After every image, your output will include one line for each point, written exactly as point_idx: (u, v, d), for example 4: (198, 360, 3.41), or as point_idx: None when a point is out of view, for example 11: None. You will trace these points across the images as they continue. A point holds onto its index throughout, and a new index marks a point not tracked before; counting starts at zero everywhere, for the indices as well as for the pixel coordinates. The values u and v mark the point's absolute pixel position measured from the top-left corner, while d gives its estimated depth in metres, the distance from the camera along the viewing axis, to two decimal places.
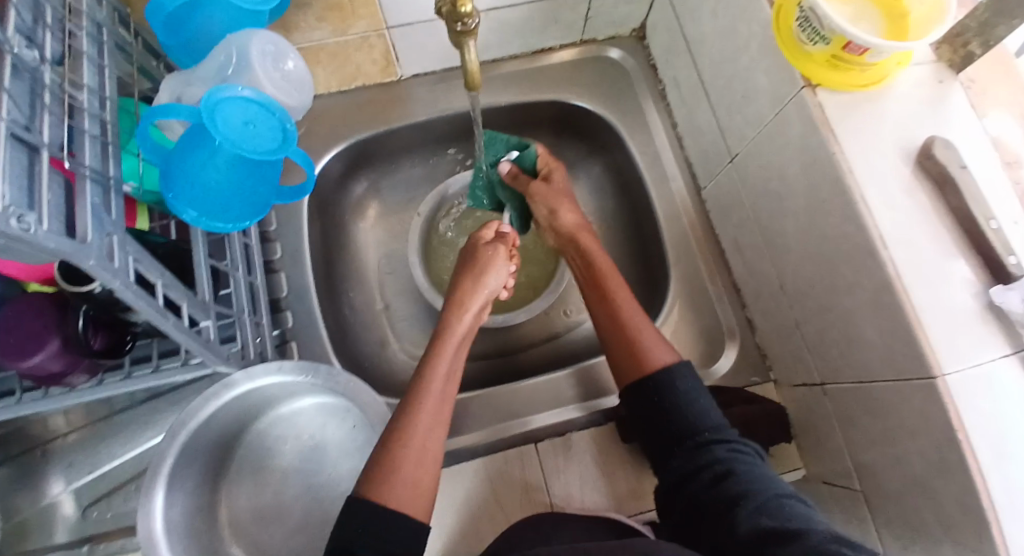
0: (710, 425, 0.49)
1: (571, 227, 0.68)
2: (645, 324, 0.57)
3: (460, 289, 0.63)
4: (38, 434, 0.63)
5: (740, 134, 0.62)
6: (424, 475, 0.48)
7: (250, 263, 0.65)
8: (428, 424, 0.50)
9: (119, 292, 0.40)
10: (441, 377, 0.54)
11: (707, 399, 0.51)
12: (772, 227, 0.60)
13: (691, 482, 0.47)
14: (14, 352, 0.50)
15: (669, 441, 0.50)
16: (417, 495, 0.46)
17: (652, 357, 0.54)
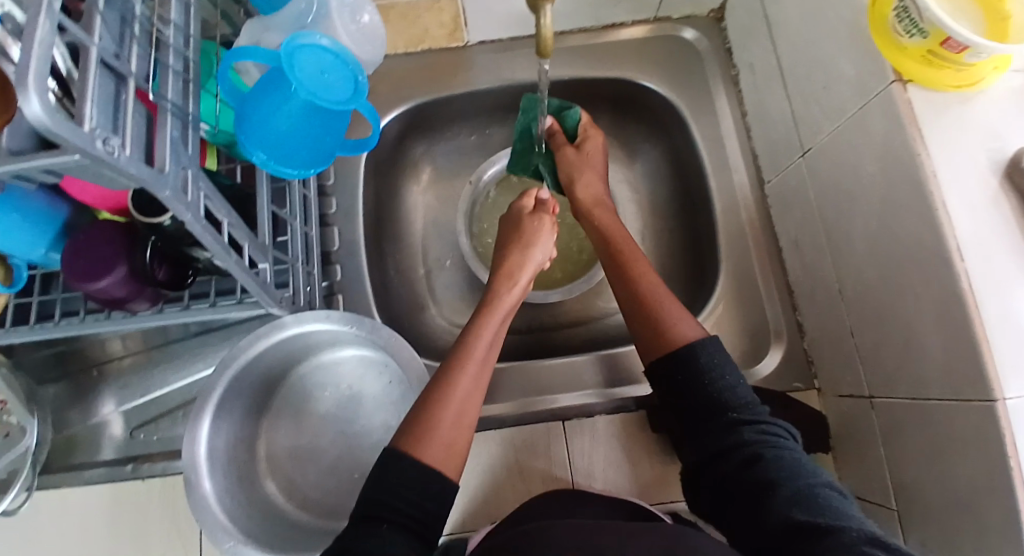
0: (742, 405, 0.48)
1: (587, 201, 0.68)
2: (666, 297, 0.54)
3: (512, 258, 0.63)
4: (97, 355, 0.67)
5: (814, 128, 0.59)
6: (460, 438, 0.48)
7: (307, 214, 0.66)
8: (468, 387, 0.50)
9: (189, 224, 0.42)
10: (487, 342, 0.54)
11: (737, 376, 0.49)
12: (838, 228, 0.58)
13: (719, 463, 0.46)
14: (84, 275, 0.53)
15: (700, 420, 0.49)
16: (450, 455, 0.47)
17: (675, 331, 0.51)
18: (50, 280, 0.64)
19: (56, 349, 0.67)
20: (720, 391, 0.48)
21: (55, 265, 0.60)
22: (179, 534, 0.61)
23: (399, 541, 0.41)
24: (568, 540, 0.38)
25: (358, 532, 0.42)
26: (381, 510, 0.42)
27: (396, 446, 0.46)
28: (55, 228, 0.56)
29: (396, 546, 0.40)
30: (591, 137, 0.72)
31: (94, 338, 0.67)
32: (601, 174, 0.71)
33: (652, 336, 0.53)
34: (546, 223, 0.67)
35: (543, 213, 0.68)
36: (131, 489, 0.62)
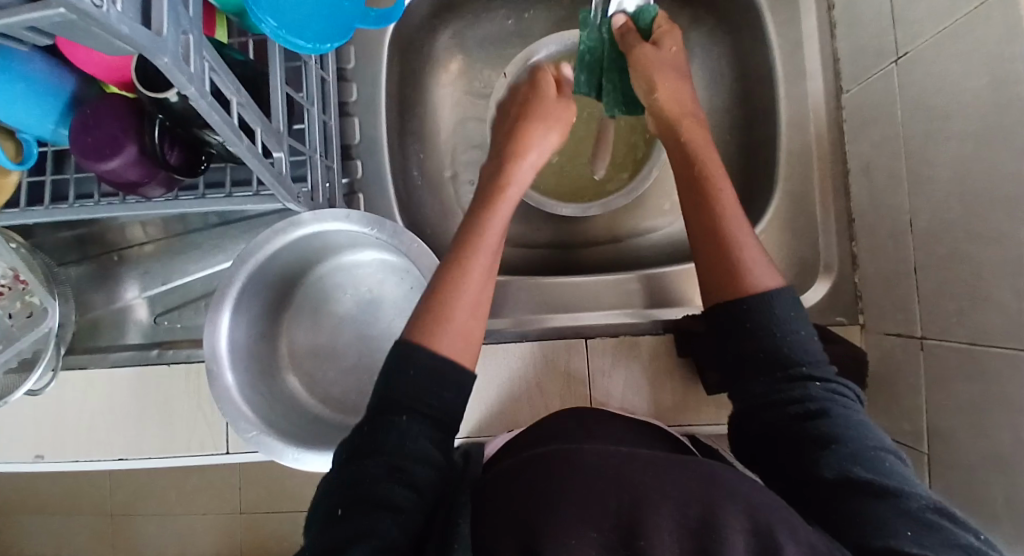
0: (810, 360, 0.45)
1: (672, 106, 0.59)
2: (746, 236, 0.49)
3: (524, 138, 0.59)
4: (116, 240, 0.66)
5: (915, 29, 0.50)
6: (476, 326, 0.47)
7: (325, 101, 0.61)
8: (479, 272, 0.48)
9: (193, 99, 0.37)
10: (496, 228, 0.51)
11: (808, 330, 0.46)
12: (921, 152, 0.51)
13: (771, 412, 0.44)
14: (92, 154, 0.50)
15: (753, 363, 0.46)
16: (467, 342, 0.46)
17: (751, 277, 0.47)
18: (63, 160, 0.61)
19: (77, 231, 0.66)
20: (779, 336, 0.45)
21: (64, 143, 0.56)
22: (203, 418, 0.61)
23: (422, 435, 0.41)
24: (597, 465, 0.38)
25: (378, 424, 0.42)
26: (399, 398, 0.42)
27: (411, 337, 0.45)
28: (63, 103, 0.52)
29: (418, 440, 0.41)
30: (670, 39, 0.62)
31: (113, 223, 0.66)
32: (682, 78, 0.60)
33: (719, 276, 0.48)
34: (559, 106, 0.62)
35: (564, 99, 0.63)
36: (154, 372, 0.61)
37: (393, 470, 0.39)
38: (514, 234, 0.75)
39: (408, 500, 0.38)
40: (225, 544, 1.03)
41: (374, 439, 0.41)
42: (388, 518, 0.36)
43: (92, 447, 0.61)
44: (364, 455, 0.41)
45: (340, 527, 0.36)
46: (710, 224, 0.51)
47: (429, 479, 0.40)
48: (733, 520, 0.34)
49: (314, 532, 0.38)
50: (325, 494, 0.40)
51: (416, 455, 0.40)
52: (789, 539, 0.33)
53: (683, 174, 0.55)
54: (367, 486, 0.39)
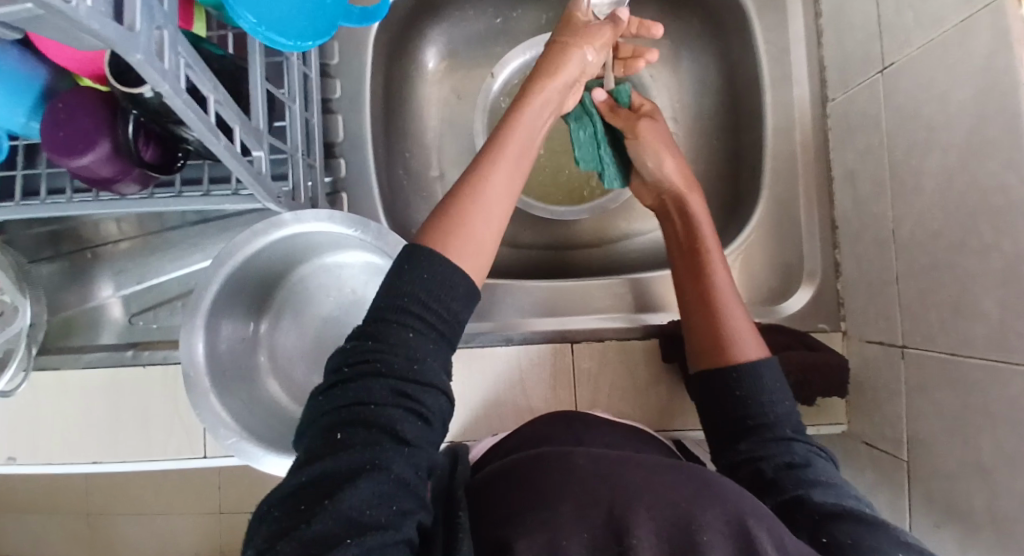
0: (793, 423, 0.46)
1: (680, 180, 0.59)
2: (732, 306, 0.51)
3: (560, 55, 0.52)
4: (90, 237, 0.64)
5: (901, 37, 0.51)
6: (495, 236, 0.41)
7: (307, 97, 0.59)
8: (503, 179, 0.43)
9: (167, 97, 0.36)
10: (521, 139, 0.45)
11: (792, 402, 0.47)
12: (907, 161, 0.51)
13: (754, 469, 0.44)
14: (63, 150, 0.48)
15: (741, 427, 0.46)
16: (480, 254, 0.40)
17: (734, 348, 0.48)
18: (36, 154, 0.59)
19: (49, 227, 0.64)
20: (766, 404, 0.46)
21: (36, 138, 0.55)
22: (180, 421, 0.59)
23: (433, 359, 0.37)
24: (589, 468, 0.39)
25: (381, 335, 0.36)
26: (408, 306, 0.37)
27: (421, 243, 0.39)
28: (34, 96, 0.51)
29: (429, 363, 0.36)
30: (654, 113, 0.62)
31: (88, 219, 0.64)
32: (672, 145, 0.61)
33: (708, 345, 0.50)
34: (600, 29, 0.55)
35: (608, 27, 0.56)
36: (129, 374, 0.60)
37: (398, 395, 0.35)
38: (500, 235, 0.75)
39: (417, 433, 0.35)
40: (206, 545, 1.01)
41: (379, 355, 0.36)
42: (397, 453, 0.33)
43: (66, 450, 0.59)
44: (366, 372, 0.35)
45: (340, 454, 0.32)
46: (704, 297, 0.52)
47: (437, 407, 0.37)
48: (710, 519, 0.35)
49: (308, 448, 0.34)
50: (317, 408, 0.35)
51: (425, 383, 0.36)
52: (766, 534, 0.34)
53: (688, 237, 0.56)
54: (372, 411, 0.34)
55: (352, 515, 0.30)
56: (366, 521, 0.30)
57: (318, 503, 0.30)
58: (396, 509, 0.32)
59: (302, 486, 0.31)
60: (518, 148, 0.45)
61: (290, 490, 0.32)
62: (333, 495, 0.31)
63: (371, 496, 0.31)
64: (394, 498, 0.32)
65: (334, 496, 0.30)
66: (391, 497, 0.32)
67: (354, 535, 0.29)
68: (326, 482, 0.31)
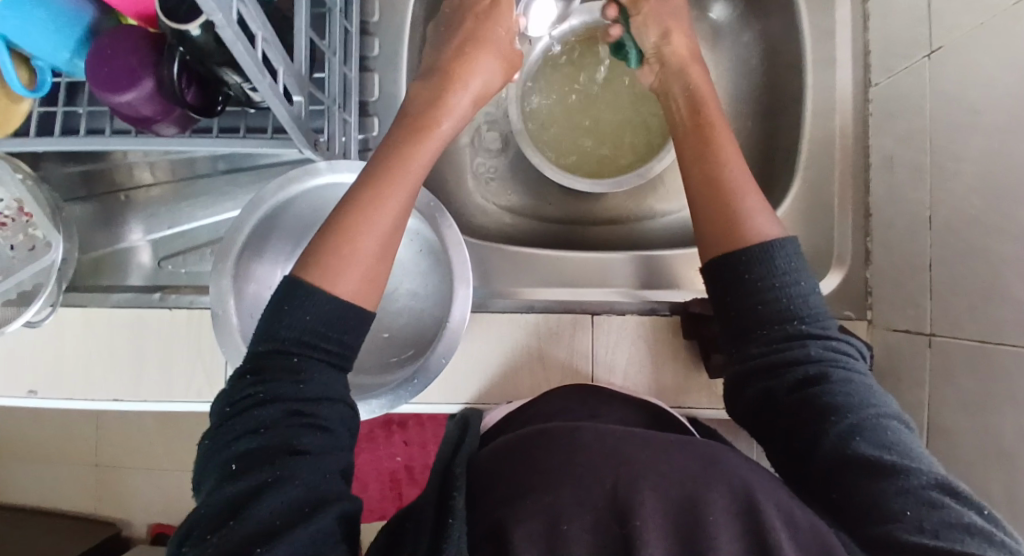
0: (807, 317, 0.43)
1: (684, 54, 0.58)
2: (750, 188, 0.49)
3: (460, 65, 0.51)
4: (122, 180, 0.65)
5: (953, 18, 0.50)
6: (381, 269, 0.42)
7: (347, 52, 0.59)
8: (391, 212, 0.43)
9: (219, 28, 0.36)
10: (412, 169, 0.45)
11: (807, 282, 0.45)
12: (948, 146, 0.50)
13: (767, 376, 0.42)
14: (107, 86, 0.49)
15: (748, 324, 0.44)
16: (371, 285, 0.41)
17: (749, 227, 0.46)
18: (76, 92, 0.60)
19: (84, 167, 0.64)
20: (778, 288, 0.44)
21: (80, 75, 0.56)
22: (203, 366, 0.60)
23: (320, 376, 0.37)
24: (598, 444, 0.40)
25: (267, 367, 0.37)
26: (285, 344, 0.37)
27: (304, 278, 0.39)
28: (81, 30, 0.52)
29: (316, 379, 0.37)
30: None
31: (122, 161, 0.64)
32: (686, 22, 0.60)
33: (721, 228, 0.47)
34: (503, 33, 0.55)
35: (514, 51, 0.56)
36: (155, 316, 0.60)
37: (289, 414, 0.35)
38: (524, 207, 0.75)
39: (318, 443, 0.35)
40: None
41: (263, 386, 0.36)
42: (299, 462, 0.33)
43: (89, 386, 0.60)
44: (252, 404, 0.36)
45: (241, 480, 0.32)
46: (717, 182, 0.49)
47: (335, 416, 0.37)
48: (715, 494, 0.36)
49: (207, 490, 0.34)
50: (210, 453, 0.35)
51: (316, 397, 0.36)
52: (773, 508, 0.35)
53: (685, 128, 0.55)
54: (265, 434, 0.34)
55: (264, 524, 0.30)
56: (276, 527, 0.30)
57: (225, 525, 0.31)
58: (305, 511, 0.31)
59: (212, 513, 0.32)
60: (406, 179, 0.44)
61: (197, 527, 0.32)
62: (240, 512, 0.31)
63: (276, 504, 0.31)
64: (303, 500, 0.32)
65: (238, 516, 0.31)
66: (302, 499, 0.32)
67: (266, 539, 0.30)
68: (233, 502, 0.32)
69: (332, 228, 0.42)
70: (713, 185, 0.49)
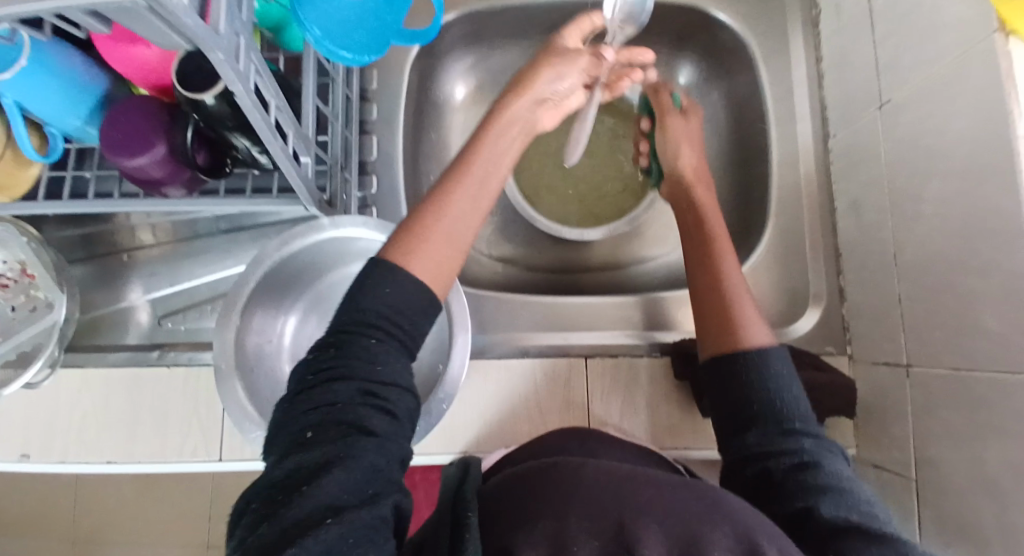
0: (800, 415, 0.47)
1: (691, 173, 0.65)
2: (746, 295, 0.54)
3: (537, 68, 0.51)
4: (124, 241, 0.66)
5: (902, 75, 0.56)
6: (451, 259, 0.43)
7: (348, 116, 0.64)
8: (458, 211, 0.44)
9: (238, 95, 0.40)
10: (477, 169, 0.45)
11: (799, 388, 0.49)
12: (908, 189, 0.55)
13: (764, 465, 0.45)
14: (119, 150, 0.51)
15: (747, 418, 0.47)
16: (443, 271, 0.42)
17: (746, 331, 0.51)
18: (85, 158, 0.62)
19: (86, 230, 0.66)
20: (773, 390, 0.47)
21: (89, 140, 0.58)
22: (199, 423, 0.60)
23: (392, 362, 0.38)
24: (602, 483, 0.41)
25: (343, 346, 0.38)
26: (367, 319, 0.38)
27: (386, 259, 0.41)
28: (93, 99, 0.55)
29: (390, 365, 0.38)
30: (693, 112, 0.69)
31: (125, 223, 0.66)
32: (698, 143, 0.67)
33: (717, 329, 0.53)
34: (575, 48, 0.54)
35: (584, 51, 0.54)
36: (153, 374, 0.60)
37: (364, 395, 0.36)
38: (515, 257, 0.78)
39: (384, 427, 0.36)
40: None
41: (340, 363, 0.37)
42: (368, 444, 0.34)
43: (82, 448, 0.59)
44: (331, 377, 0.36)
45: (314, 449, 0.33)
46: (716, 284, 0.56)
47: (403, 405, 0.38)
48: (716, 538, 0.36)
49: (279, 450, 0.35)
50: (284, 416, 0.37)
51: (388, 383, 0.37)
52: (772, 546, 0.36)
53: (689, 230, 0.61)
54: (341, 410, 0.35)
55: (329, 501, 0.31)
56: (342, 504, 0.32)
57: (297, 490, 0.32)
58: (368, 492, 0.33)
59: (282, 479, 0.33)
60: (476, 179, 0.45)
61: (270, 485, 0.33)
62: (312, 481, 0.32)
63: (344, 482, 0.32)
64: (367, 483, 0.33)
65: (310, 484, 0.32)
66: (363, 484, 0.33)
67: (333, 515, 0.31)
68: (304, 472, 0.33)
69: (406, 226, 0.43)
70: (713, 289, 0.55)
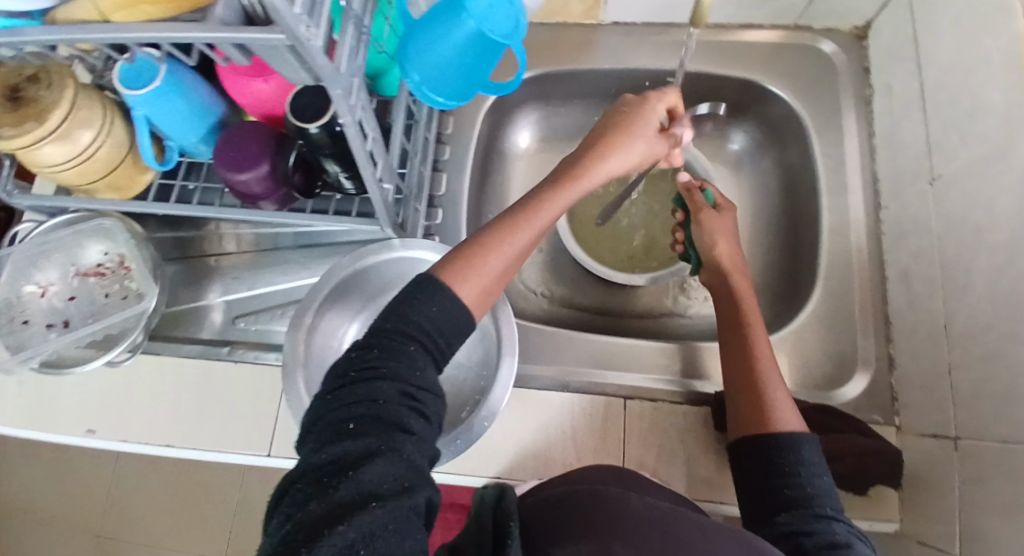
0: (829, 505, 0.48)
1: (727, 260, 0.67)
2: (779, 385, 0.56)
3: (618, 138, 0.54)
4: (209, 247, 0.73)
5: (952, 153, 0.58)
6: (493, 288, 0.47)
7: (425, 154, 0.70)
8: (502, 259, 0.47)
9: (346, 125, 0.46)
10: (527, 228, 0.48)
11: (829, 479, 0.50)
12: (959, 259, 0.56)
13: (796, 543, 0.45)
14: (229, 166, 0.59)
15: (779, 500, 0.49)
16: (485, 297, 0.47)
17: (779, 418, 0.53)
18: (194, 171, 0.71)
19: (180, 234, 0.73)
20: (805, 478, 0.49)
21: (200, 156, 0.66)
22: (255, 419, 0.63)
23: (428, 368, 0.41)
24: (644, 514, 0.42)
25: (386, 348, 0.40)
26: (409, 330, 0.41)
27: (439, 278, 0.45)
28: (209, 120, 0.62)
29: (427, 371, 0.40)
30: (726, 209, 0.71)
31: (215, 232, 0.73)
32: (733, 236, 0.69)
33: (754, 412, 0.55)
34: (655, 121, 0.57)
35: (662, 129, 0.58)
36: (222, 368, 0.65)
37: (403, 395, 0.38)
38: (562, 298, 0.81)
39: (419, 428, 0.38)
40: None
41: (382, 363, 0.39)
42: (405, 439, 0.36)
43: (145, 430, 0.63)
44: (373, 375, 0.39)
45: (357, 440, 0.35)
46: (752, 365, 0.58)
47: (434, 409, 0.40)
48: None
49: (320, 439, 0.36)
50: (324, 410, 0.38)
51: (426, 387, 0.40)
52: None
53: (727, 313, 0.64)
54: (383, 406, 0.37)
55: (373, 487, 0.33)
56: (382, 491, 0.33)
57: (344, 473, 0.33)
58: (405, 483, 0.34)
59: (321, 466, 0.34)
60: (525, 233, 0.48)
61: (313, 468, 0.34)
62: (356, 467, 0.33)
63: (386, 471, 0.34)
64: (404, 475, 0.34)
65: (355, 470, 0.33)
66: (402, 475, 0.34)
67: (376, 500, 0.32)
68: (347, 459, 0.34)
69: (458, 252, 0.47)
70: (748, 373, 0.58)
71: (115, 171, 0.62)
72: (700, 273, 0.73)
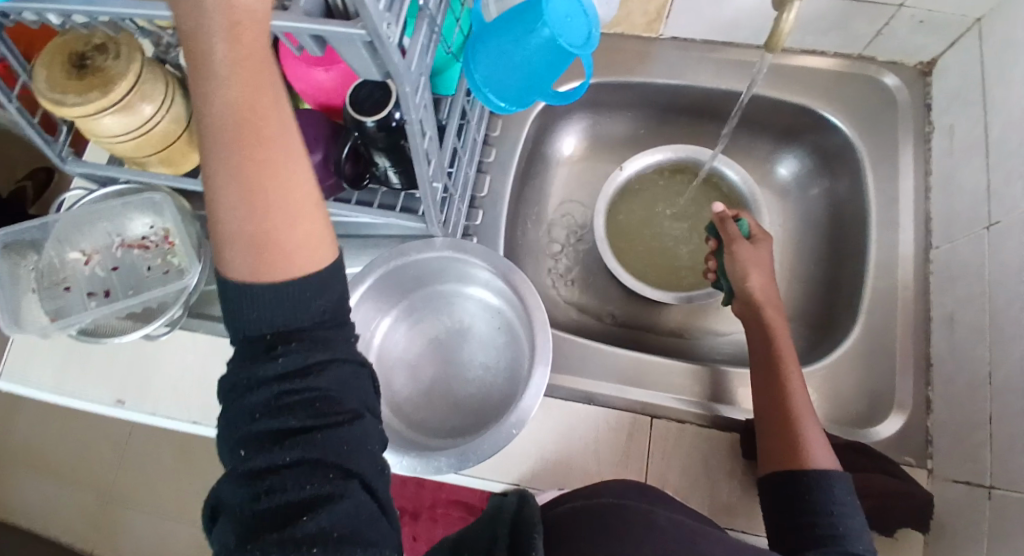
0: (860, 545, 0.48)
1: (760, 294, 0.66)
2: (812, 421, 0.56)
3: None
4: None
5: (1012, 201, 0.57)
6: (268, 241, 0.33)
7: (472, 155, 0.70)
8: (240, 213, 0.32)
9: (409, 123, 0.46)
10: (228, 160, 0.31)
11: (861, 519, 0.50)
12: (1009, 309, 0.55)
13: None
14: None
15: (809, 537, 0.49)
16: (267, 252, 0.33)
17: (810, 454, 0.53)
18: None
19: None
20: (836, 517, 0.49)
21: None
22: None
23: (304, 347, 0.35)
24: (671, 537, 0.42)
25: (245, 358, 0.35)
26: (260, 330, 0.35)
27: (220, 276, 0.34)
28: None
29: (299, 353, 0.34)
30: (761, 239, 0.70)
31: None
32: (766, 267, 0.68)
33: (784, 446, 0.54)
34: None
35: None
36: None
37: (281, 397, 0.34)
38: (591, 307, 0.81)
39: (320, 414, 0.34)
40: None
41: (243, 377, 0.34)
42: (306, 437, 0.33)
43: (173, 401, 0.64)
44: (241, 391, 0.34)
45: (257, 459, 0.32)
46: (783, 399, 0.58)
47: (339, 379, 0.35)
48: None
49: (226, 469, 0.33)
50: (220, 436, 0.35)
51: (309, 368, 0.34)
52: None
53: (761, 341, 0.63)
54: (265, 418, 0.33)
55: (296, 498, 0.31)
56: (306, 498, 0.31)
57: (256, 495, 0.31)
58: (328, 478, 0.32)
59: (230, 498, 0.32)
60: (233, 168, 0.31)
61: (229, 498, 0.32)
62: (265, 489, 0.31)
63: (302, 477, 0.31)
64: (322, 470, 0.32)
65: (264, 491, 0.31)
66: (322, 469, 0.32)
67: (308, 512, 0.30)
68: (252, 483, 0.31)
69: None
70: (780, 406, 0.57)
71: (170, 147, 0.63)
72: (731, 304, 0.72)
